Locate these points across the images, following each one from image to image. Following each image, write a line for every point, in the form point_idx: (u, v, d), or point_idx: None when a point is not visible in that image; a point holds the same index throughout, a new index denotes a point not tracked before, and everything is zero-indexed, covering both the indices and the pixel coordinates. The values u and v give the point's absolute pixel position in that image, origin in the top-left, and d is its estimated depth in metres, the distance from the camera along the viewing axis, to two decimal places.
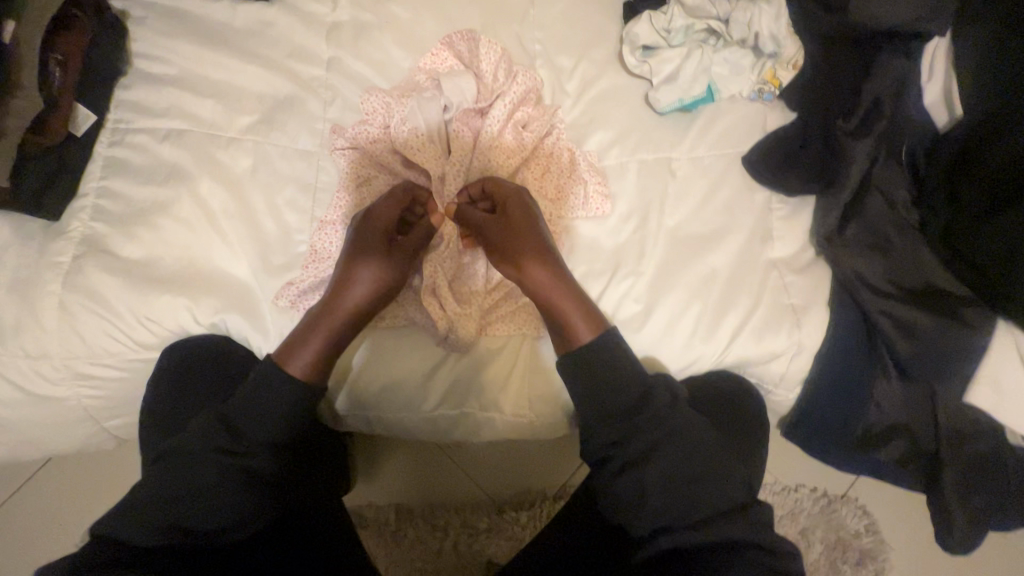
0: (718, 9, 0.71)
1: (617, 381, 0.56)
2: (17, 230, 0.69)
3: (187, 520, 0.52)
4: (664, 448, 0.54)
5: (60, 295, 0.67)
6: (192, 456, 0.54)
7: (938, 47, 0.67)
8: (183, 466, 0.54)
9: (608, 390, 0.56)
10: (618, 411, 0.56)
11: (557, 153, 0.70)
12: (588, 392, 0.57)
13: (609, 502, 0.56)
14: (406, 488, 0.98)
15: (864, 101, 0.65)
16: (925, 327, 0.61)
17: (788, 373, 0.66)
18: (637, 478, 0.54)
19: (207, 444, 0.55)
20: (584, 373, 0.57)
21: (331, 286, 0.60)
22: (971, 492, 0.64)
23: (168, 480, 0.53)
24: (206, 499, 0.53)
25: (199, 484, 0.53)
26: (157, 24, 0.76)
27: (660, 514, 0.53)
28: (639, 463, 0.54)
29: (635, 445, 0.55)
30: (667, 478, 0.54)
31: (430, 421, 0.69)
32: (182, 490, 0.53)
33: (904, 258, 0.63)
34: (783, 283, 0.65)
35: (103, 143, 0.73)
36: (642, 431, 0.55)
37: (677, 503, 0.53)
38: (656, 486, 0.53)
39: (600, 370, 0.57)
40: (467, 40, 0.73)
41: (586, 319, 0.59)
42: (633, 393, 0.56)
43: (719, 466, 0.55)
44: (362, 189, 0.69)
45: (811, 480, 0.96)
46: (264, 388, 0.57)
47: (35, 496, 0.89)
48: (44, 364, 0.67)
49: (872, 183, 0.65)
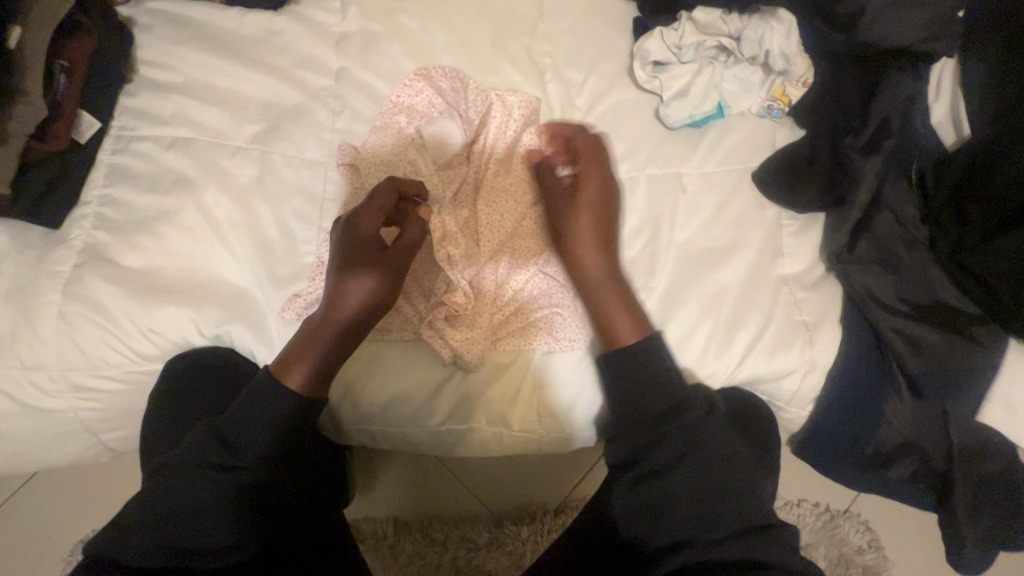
0: (730, 26, 0.71)
1: (659, 385, 0.56)
2: (16, 238, 0.68)
3: (180, 541, 0.50)
4: (694, 456, 0.54)
5: (59, 305, 0.65)
6: (187, 474, 0.52)
7: (944, 68, 0.68)
8: (175, 481, 0.52)
9: (650, 391, 0.56)
10: (647, 417, 0.56)
11: (560, 166, 0.68)
12: (635, 392, 0.57)
13: (631, 510, 0.55)
14: (405, 501, 0.97)
15: (873, 119, 0.66)
16: (936, 346, 0.60)
17: (799, 391, 0.65)
18: (662, 487, 0.53)
19: (201, 458, 0.53)
20: (625, 369, 0.58)
21: (327, 304, 0.58)
22: (982, 510, 0.63)
23: (162, 501, 0.51)
24: (197, 520, 0.51)
25: (194, 503, 0.51)
26: (164, 32, 0.75)
27: (685, 523, 0.52)
28: (663, 470, 0.54)
29: (668, 453, 0.54)
30: (694, 486, 0.53)
31: (435, 436, 0.69)
32: (178, 510, 0.51)
33: (915, 277, 0.63)
34: (792, 300, 0.65)
35: (106, 151, 0.72)
36: (669, 440, 0.54)
37: (694, 518, 0.52)
38: (682, 495, 0.53)
39: (651, 375, 0.57)
40: (451, 77, 0.73)
41: (632, 318, 0.61)
42: (670, 399, 0.56)
43: (742, 485, 0.53)
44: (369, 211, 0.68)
45: (815, 495, 0.96)
46: (265, 401, 0.55)
47: (25, 510, 0.87)
48: (41, 375, 0.66)
49: (880, 202, 0.65)
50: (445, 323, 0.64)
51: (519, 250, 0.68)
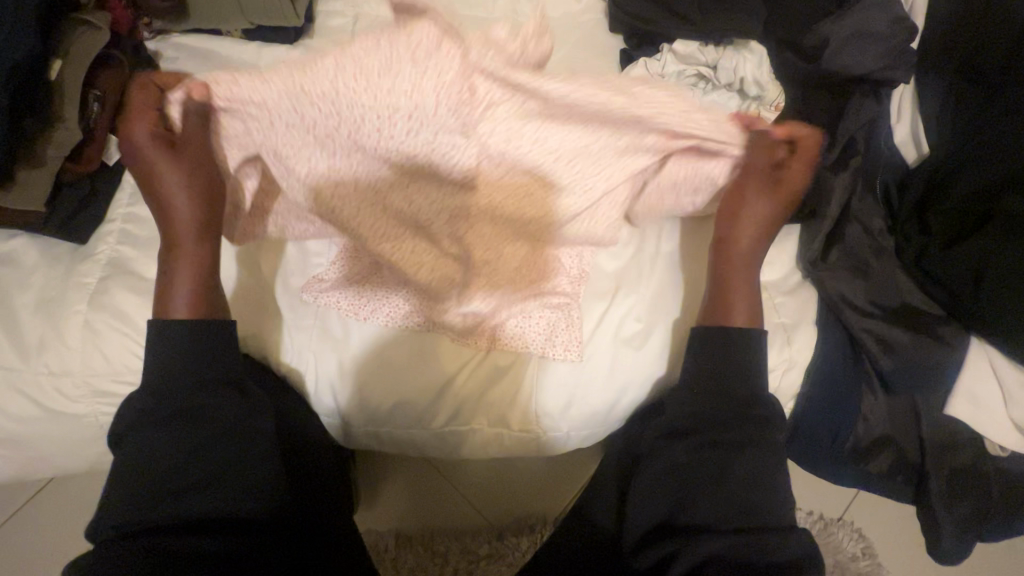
0: (707, 56, 0.77)
1: (735, 377, 0.62)
2: (46, 252, 0.73)
3: (192, 507, 0.52)
4: (747, 452, 0.58)
5: (84, 314, 0.70)
6: (202, 448, 0.55)
7: (905, 93, 0.75)
8: (152, 446, 0.54)
9: (726, 379, 0.62)
10: (727, 399, 0.61)
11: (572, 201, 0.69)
12: (715, 376, 0.62)
13: (658, 491, 0.59)
14: (407, 514, 0.99)
15: (840, 140, 0.71)
16: (905, 346, 0.65)
17: (780, 389, 0.69)
18: (704, 467, 0.58)
19: (215, 432, 0.56)
20: (700, 359, 0.63)
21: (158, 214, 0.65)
22: (954, 501, 0.68)
23: (182, 473, 0.53)
24: (222, 486, 0.54)
25: (217, 473, 0.54)
26: (188, 64, 0.82)
27: (714, 511, 0.56)
28: (713, 454, 0.58)
29: (721, 441, 0.58)
30: (738, 477, 0.57)
31: (437, 437, 0.73)
32: (202, 481, 0.54)
33: (883, 282, 0.68)
34: (772, 305, 0.69)
35: (131, 172, 0.78)
36: (745, 426, 0.59)
37: (721, 509, 0.55)
38: (721, 482, 0.56)
39: (720, 363, 0.62)
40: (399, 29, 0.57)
41: (747, 316, 0.66)
42: (745, 394, 0.61)
43: (770, 478, 0.57)
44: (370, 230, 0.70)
45: (808, 503, 0.98)
46: (199, 344, 0.59)
47: (33, 519, 0.89)
48: (65, 381, 0.70)
49: (850, 213, 0.70)
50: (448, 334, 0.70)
51: (515, 271, 0.71)
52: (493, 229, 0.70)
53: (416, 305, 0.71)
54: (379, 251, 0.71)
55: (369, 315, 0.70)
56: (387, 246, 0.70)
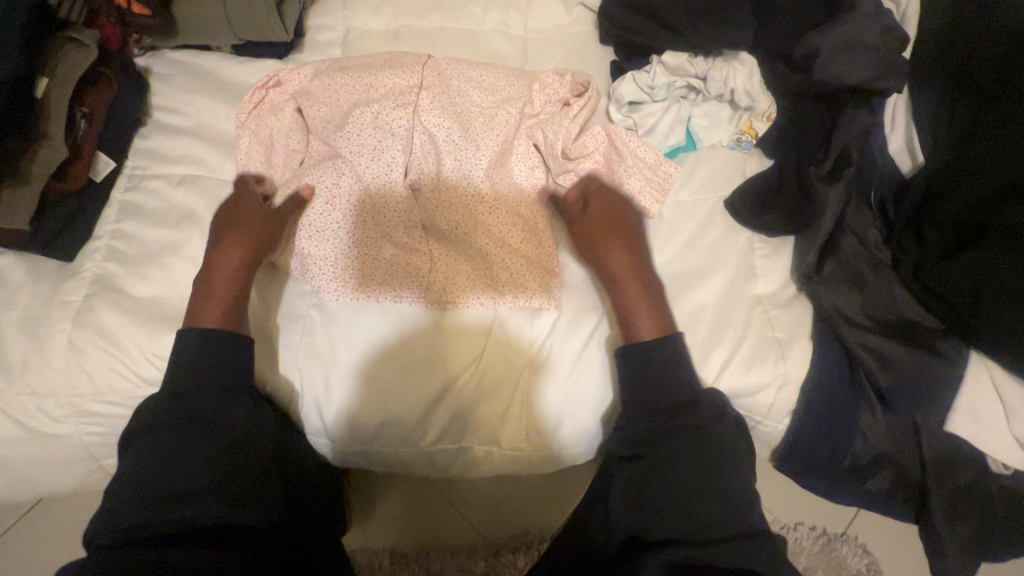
0: (697, 68, 0.77)
1: (667, 382, 0.61)
2: (32, 270, 0.72)
3: (180, 515, 0.53)
4: (697, 454, 0.57)
5: (69, 333, 0.69)
6: (175, 460, 0.56)
7: (898, 102, 0.74)
8: (165, 451, 0.56)
9: (660, 383, 0.61)
10: (664, 404, 0.60)
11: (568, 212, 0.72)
12: (645, 383, 0.61)
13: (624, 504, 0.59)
14: (401, 531, 0.97)
15: (833, 150, 0.70)
16: (903, 361, 0.64)
17: (776, 405, 0.67)
18: (659, 476, 0.57)
19: (184, 442, 0.57)
20: (638, 363, 0.62)
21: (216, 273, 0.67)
22: (958, 520, 0.66)
23: (156, 487, 0.55)
24: (194, 492, 0.55)
25: (190, 485, 0.55)
26: (178, 81, 0.82)
27: (676, 522, 0.55)
28: (657, 469, 0.57)
29: (669, 449, 0.58)
30: (692, 483, 0.56)
31: (427, 454, 0.72)
32: (174, 493, 0.55)
33: (880, 295, 0.66)
34: (766, 318, 0.68)
35: (119, 189, 0.77)
36: (686, 430, 0.58)
37: (684, 520, 0.55)
38: (680, 489, 0.56)
39: (657, 371, 0.61)
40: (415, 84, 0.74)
41: (655, 325, 0.64)
42: (681, 395, 0.60)
43: (724, 479, 0.56)
44: (367, 244, 0.71)
45: (810, 518, 0.96)
46: (203, 356, 0.61)
47: (19, 540, 0.88)
48: (48, 400, 0.69)
49: (845, 224, 0.69)
50: (440, 352, 0.68)
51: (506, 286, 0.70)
52: (478, 247, 0.71)
53: (405, 324, 0.69)
54: (376, 262, 0.70)
55: (357, 332, 0.69)
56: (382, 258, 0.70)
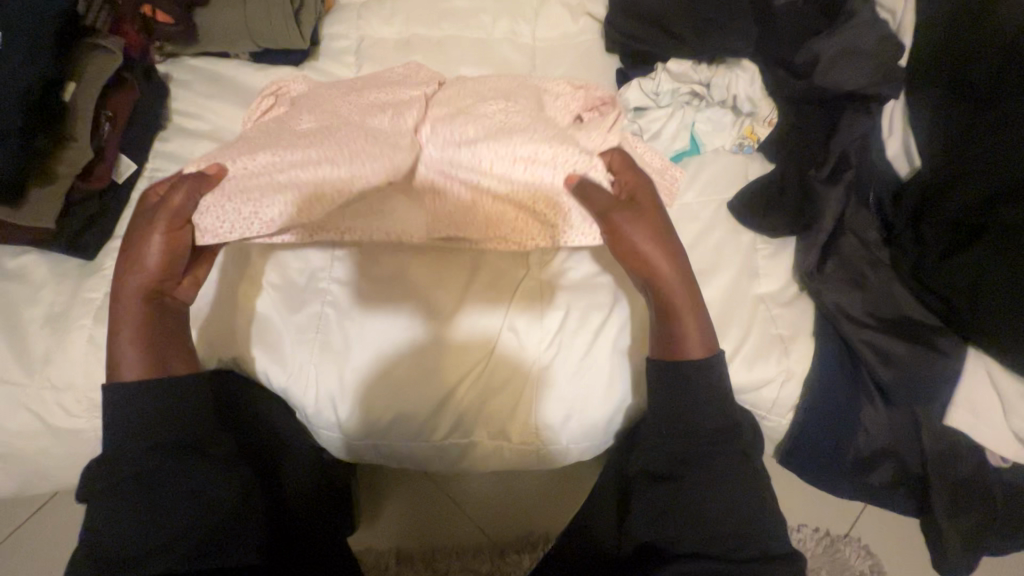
0: (701, 75, 0.80)
1: (704, 405, 0.60)
2: (55, 268, 0.74)
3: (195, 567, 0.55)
4: (728, 485, 0.59)
5: (89, 329, 0.71)
6: (167, 517, 0.55)
7: (896, 108, 0.77)
8: (154, 505, 0.55)
9: (695, 407, 0.60)
10: (697, 433, 0.60)
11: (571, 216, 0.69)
12: (681, 400, 0.60)
13: (647, 517, 0.62)
14: (408, 530, 0.98)
15: (833, 152, 0.72)
16: (902, 356, 0.66)
17: (779, 399, 0.69)
18: (690, 497, 0.59)
19: (177, 493, 0.55)
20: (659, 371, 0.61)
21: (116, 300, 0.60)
22: (956, 513, 0.68)
23: (156, 539, 0.54)
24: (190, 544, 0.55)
25: (186, 541, 0.55)
26: (198, 86, 0.85)
27: (700, 540, 0.58)
28: (682, 493, 0.60)
29: (697, 476, 0.60)
30: (728, 508, 0.59)
31: (438, 449, 0.73)
32: (172, 545, 0.54)
33: (879, 292, 0.69)
34: (770, 316, 0.70)
35: (139, 190, 0.79)
36: (721, 456, 0.60)
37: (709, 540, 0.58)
38: (708, 510, 0.59)
39: (685, 378, 0.60)
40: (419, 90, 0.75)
41: (700, 346, 0.62)
42: (722, 418, 0.60)
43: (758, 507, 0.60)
44: (379, 254, 0.74)
45: (814, 519, 0.97)
46: (174, 398, 0.57)
47: (31, 536, 0.89)
48: (67, 395, 0.70)
49: (846, 225, 0.71)
50: (449, 350, 0.70)
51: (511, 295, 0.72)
52: (486, 253, 0.74)
53: (414, 323, 0.71)
54: (386, 267, 0.74)
55: (371, 329, 0.71)
56: (394, 264, 0.74)
